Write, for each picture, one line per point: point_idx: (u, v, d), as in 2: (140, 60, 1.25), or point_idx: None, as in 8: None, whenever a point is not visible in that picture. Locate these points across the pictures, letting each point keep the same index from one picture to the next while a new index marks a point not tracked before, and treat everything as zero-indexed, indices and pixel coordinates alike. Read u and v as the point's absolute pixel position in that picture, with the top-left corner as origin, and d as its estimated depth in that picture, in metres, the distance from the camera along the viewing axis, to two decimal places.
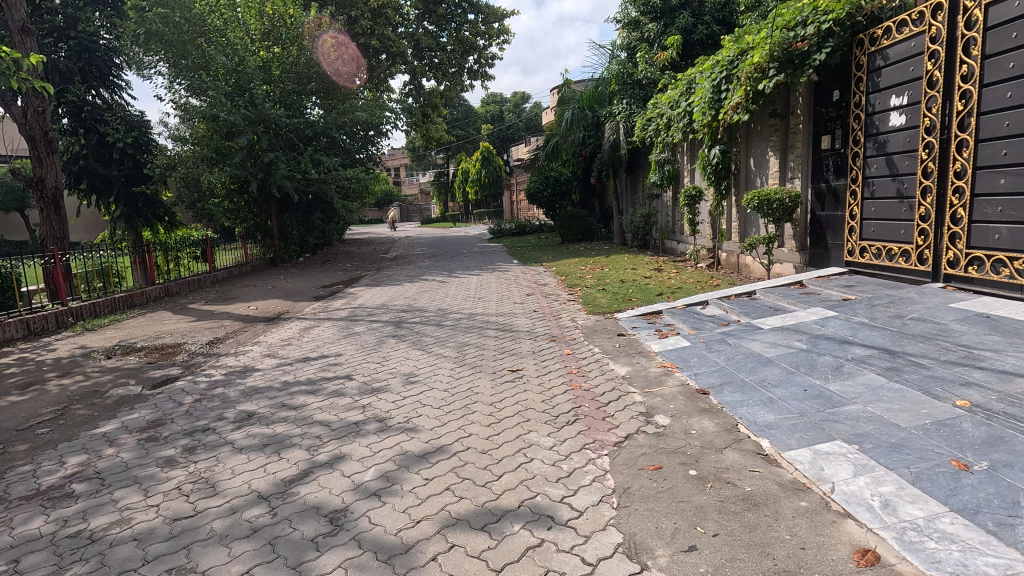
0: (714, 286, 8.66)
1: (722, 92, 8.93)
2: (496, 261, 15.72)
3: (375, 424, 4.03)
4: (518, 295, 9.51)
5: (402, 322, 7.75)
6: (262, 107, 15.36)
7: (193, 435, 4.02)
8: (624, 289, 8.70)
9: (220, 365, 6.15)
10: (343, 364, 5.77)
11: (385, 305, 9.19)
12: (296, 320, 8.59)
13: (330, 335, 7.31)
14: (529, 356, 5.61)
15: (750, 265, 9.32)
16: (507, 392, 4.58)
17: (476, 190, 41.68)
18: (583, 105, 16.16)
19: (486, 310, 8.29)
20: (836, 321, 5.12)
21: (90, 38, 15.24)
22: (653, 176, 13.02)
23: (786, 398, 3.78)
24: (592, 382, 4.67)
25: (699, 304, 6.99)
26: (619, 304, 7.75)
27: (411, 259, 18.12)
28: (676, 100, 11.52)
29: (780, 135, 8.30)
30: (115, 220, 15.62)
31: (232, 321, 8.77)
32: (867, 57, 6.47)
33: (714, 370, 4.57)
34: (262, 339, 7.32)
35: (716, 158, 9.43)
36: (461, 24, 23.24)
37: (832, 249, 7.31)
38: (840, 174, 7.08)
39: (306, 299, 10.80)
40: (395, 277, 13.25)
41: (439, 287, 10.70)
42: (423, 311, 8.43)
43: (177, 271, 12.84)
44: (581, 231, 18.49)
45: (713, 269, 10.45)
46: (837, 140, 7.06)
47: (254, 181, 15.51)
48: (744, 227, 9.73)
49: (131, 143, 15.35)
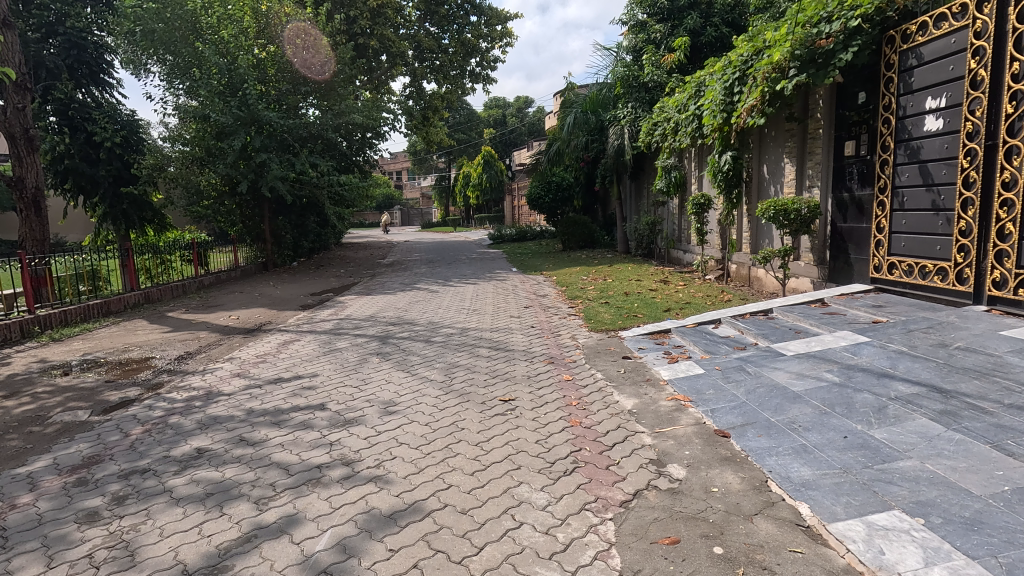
0: (725, 301, 8.08)
1: (735, 94, 8.41)
2: (495, 268, 15.19)
3: (340, 469, 3.46)
4: (515, 307, 8.94)
5: (389, 338, 7.17)
6: (254, 107, 14.79)
7: (129, 480, 3.46)
8: (629, 303, 8.14)
9: (184, 385, 5.58)
10: (317, 388, 5.19)
11: (373, 317, 8.62)
12: (277, 332, 8.03)
13: (309, 351, 6.74)
14: (524, 382, 5.04)
15: (762, 278, 8.76)
16: (497, 428, 4.00)
17: (477, 194, 41.29)
18: (586, 108, 15.61)
19: (480, 324, 7.73)
20: (869, 349, 4.54)
21: (80, 34, 14.49)
22: (658, 183, 12.49)
23: (823, 447, 3.20)
24: (594, 417, 4.09)
25: (711, 323, 6.42)
26: (623, 320, 7.17)
27: (406, 265, 17.57)
28: (685, 102, 10.97)
29: (798, 141, 7.75)
30: (102, 221, 14.83)
31: (209, 333, 8.20)
32: (898, 56, 5.92)
33: (733, 405, 4.00)
34: (236, 355, 6.75)
35: (727, 164, 9.04)
36: (462, 27, 22.75)
37: (856, 264, 6.74)
38: (865, 184, 6.52)
39: (292, 308, 10.24)
40: (388, 285, 12.72)
41: (433, 297, 10.14)
42: (412, 325, 7.86)
43: (163, 276, 12.30)
44: (583, 238, 17.91)
45: (723, 281, 9.91)
46: (863, 146, 6.51)
47: (245, 184, 14.93)
48: (756, 238, 9.18)
49: (119, 143, 14.63)
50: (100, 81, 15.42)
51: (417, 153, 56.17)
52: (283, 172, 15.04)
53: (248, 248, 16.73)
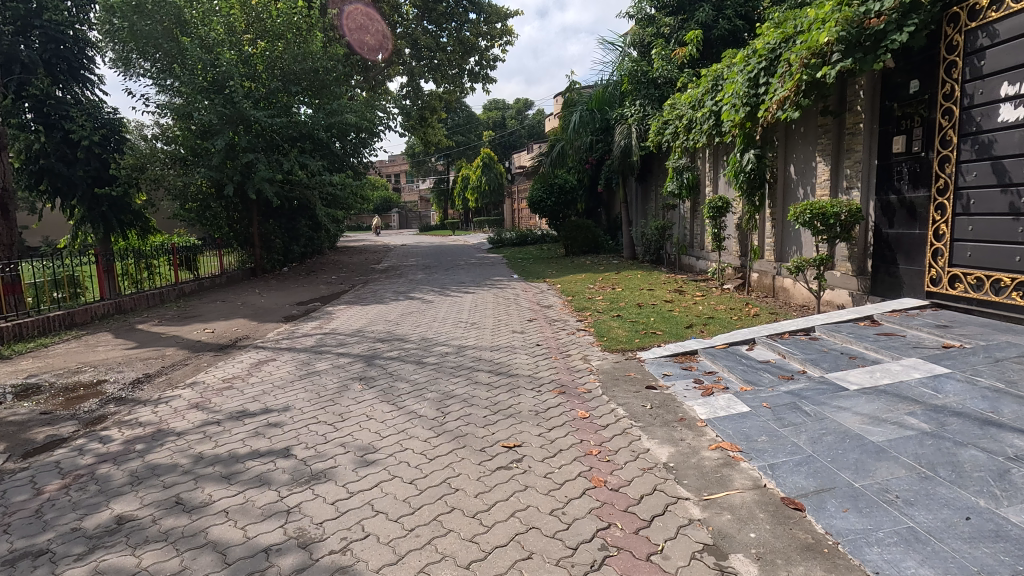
0: (751, 314, 7.28)
1: (761, 85, 7.69)
2: (494, 275, 14.35)
3: (294, 556, 2.62)
4: (518, 321, 8.12)
5: (376, 358, 6.36)
6: (241, 105, 13.88)
7: (14, 569, 2.63)
8: (644, 317, 7.35)
9: (129, 419, 4.74)
10: (285, 426, 4.36)
11: (359, 332, 7.79)
12: (253, 349, 7.19)
13: (283, 374, 5.90)
14: (531, 421, 4.19)
15: (791, 288, 7.98)
16: (499, 490, 3.16)
17: (476, 197, 40.51)
18: (592, 106, 14.77)
19: (479, 341, 6.94)
20: (954, 385, 3.72)
21: (58, 27, 12.80)
22: (669, 185, 11.62)
23: (942, 532, 2.39)
24: (621, 475, 3.26)
25: (744, 343, 5.61)
26: (640, 338, 6.35)
27: (400, 271, 16.78)
28: (699, 98, 10.24)
29: (833, 138, 7.04)
30: (81, 224, 13.99)
31: (176, 350, 7.34)
32: (964, 35, 5.17)
33: (798, 459, 3.18)
34: (199, 378, 5.90)
35: (750, 164, 8.26)
36: (461, 24, 21.80)
37: (907, 276, 5.95)
38: (918, 185, 5.75)
39: (274, 319, 9.42)
40: (381, 293, 11.91)
41: (427, 309, 9.34)
42: (402, 342, 7.04)
43: (142, 282, 11.57)
44: (587, 243, 17.07)
45: (743, 292, 9.12)
46: (916, 142, 5.72)
47: (230, 185, 14.06)
48: (782, 244, 8.46)
49: (98, 142, 13.57)
50: (80, 77, 13.79)
51: (415, 155, 55.32)
52: (270, 173, 14.18)
53: (236, 253, 15.87)
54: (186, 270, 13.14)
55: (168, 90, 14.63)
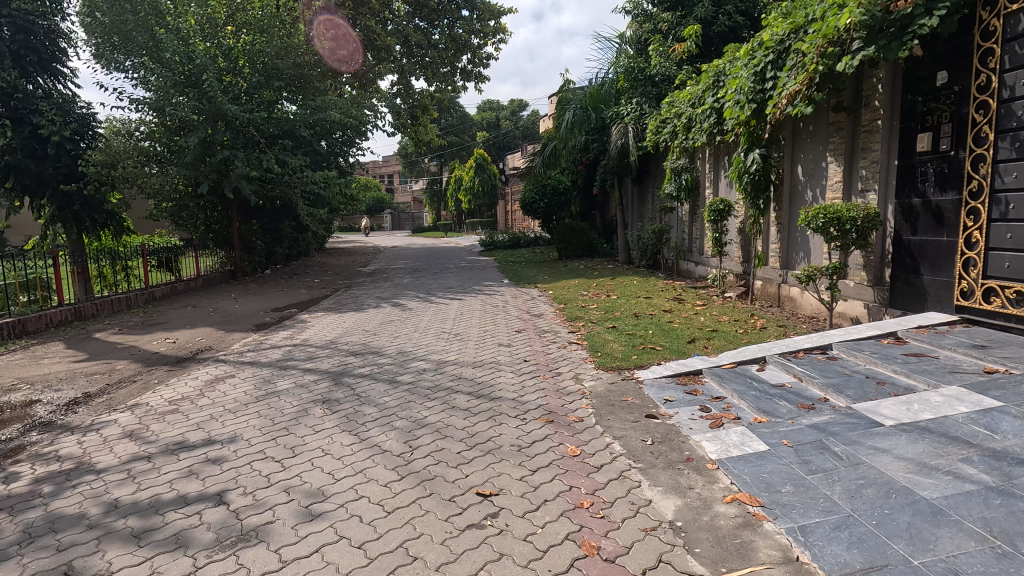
0: (758, 326, 6.71)
1: (768, 79, 7.15)
2: (484, 280, 13.72)
3: None
4: (505, 332, 7.50)
5: (345, 376, 5.73)
6: (218, 99, 13.15)
7: None
8: (642, 329, 6.78)
9: (47, 451, 4.08)
10: (224, 463, 3.72)
11: (332, 344, 7.15)
12: (212, 364, 6.52)
13: (238, 395, 5.25)
14: (512, 459, 3.57)
15: (799, 298, 7.43)
16: (468, 561, 2.55)
17: (469, 198, 39.75)
18: (586, 104, 14.16)
19: (462, 355, 6.34)
20: (1012, 424, 3.17)
21: (28, 17, 11.77)
22: (667, 187, 11.07)
23: None
24: (617, 540, 2.65)
25: (755, 362, 5.04)
26: (638, 354, 5.77)
27: (387, 275, 16.16)
28: (700, 94, 9.72)
29: (847, 136, 6.54)
30: (50, 224, 12.62)
31: (128, 363, 6.66)
32: (1002, 20, 4.67)
33: (835, 521, 2.58)
34: (143, 399, 5.24)
35: (755, 164, 7.68)
36: (454, 21, 21.17)
37: (934, 287, 5.44)
38: (947, 188, 5.24)
39: (244, 328, 8.75)
40: (363, 299, 11.26)
41: (409, 317, 8.71)
42: (377, 357, 6.41)
43: (116, 284, 11.03)
44: (581, 246, 16.48)
45: (746, 300, 8.58)
46: (944, 139, 5.22)
47: (206, 184, 13.38)
48: (788, 249, 7.92)
49: (68, 136, 12.48)
50: (52, 69, 12.62)
51: (408, 155, 54.53)
52: (248, 170, 13.47)
53: (214, 255, 15.14)
54: (164, 272, 12.66)
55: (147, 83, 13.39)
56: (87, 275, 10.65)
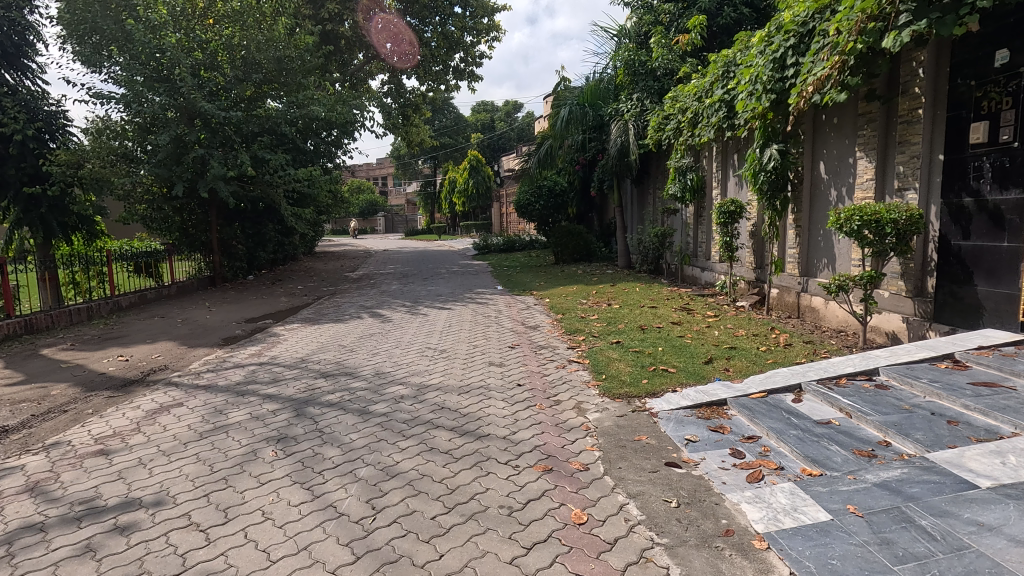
0: (780, 342, 5.96)
1: (790, 66, 6.45)
2: (475, 286, 12.95)
3: None
4: (496, 348, 6.73)
5: (310, 404, 4.94)
6: (192, 96, 12.36)
7: None
8: (650, 346, 6.04)
9: None
10: (134, 534, 2.92)
11: (302, 363, 6.36)
12: (161, 388, 5.70)
13: (180, 430, 4.44)
14: (499, 530, 2.80)
15: (823, 309, 6.72)
16: None
17: (464, 201, 38.90)
18: (583, 101, 13.42)
19: (447, 377, 5.57)
20: None
21: None
22: (670, 187, 10.36)
23: None
24: None
25: (789, 392, 4.29)
26: (648, 377, 5.03)
27: (375, 280, 15.42)
28: (708, 87, 8.99)
29: (879, 128, 5.83)
30: (16, 227, 11.75)
31: (65, 388, 5.81)
32: None
33: None
34: (66, 436, 4.42)
35: (773, 160, 7.02)
36: (446, 18, 20.17)
37: (993, 300, 4.77)
38: (1009, 184, 4.58)
39: (209, 343, 7.94)
40: (344, 308, 10.46)
41: (392, 331, 7.94)
42: (351, 379, 5.64)
43: (90, 291, 10.60)
44: (579, 250, 15.74)
45: (759, 310, 7.87)
46: (1005, 129, 4.56)
47: (180, 184, 12.60)
48: (808, 255, 7.19)
49: (32, 136, 11.66)
50: (19, 65, 11.80)
51: (400, 157, 53.53)
52: (224, 170, 12.66)
53: (191, 260, 14.32)
54: (141, 277, 12.13)
55: (115, 78, 12.52)
56: (56, 281, 10.01)
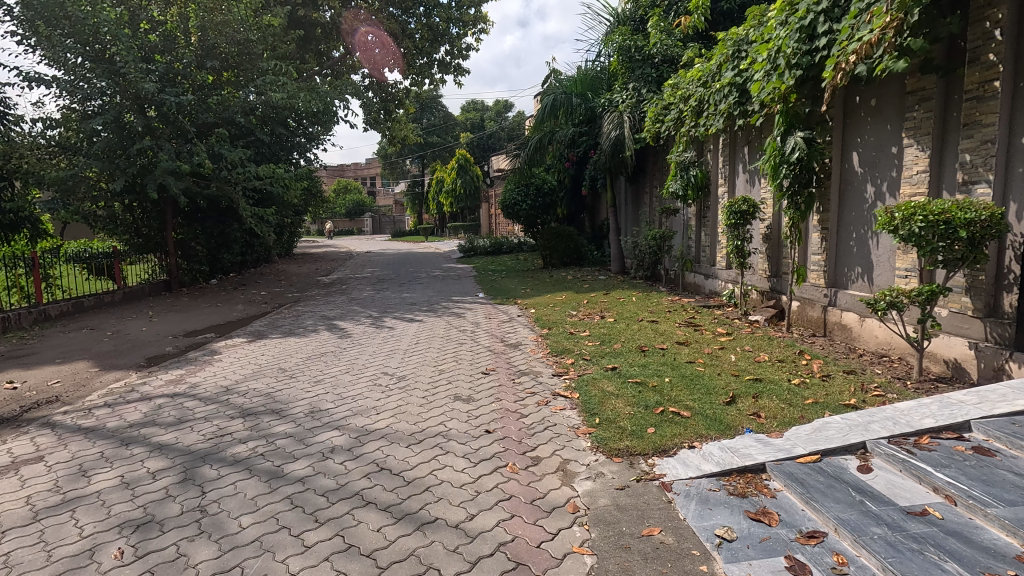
0: (814, 372, 4.81)
1: (823, 34, 5.35)
2: (455, 294, 11.74)
3: None
4: (467, 374, 5.55)
5: (207, 462, 3.70)
6: (138, 79, 11.05)
7: None
8: (652, 376, 4.86)
9: None
10: None
11: (225, 395, 5.14)
12: (32, 430, 4.44)
13: (11, 507, 3.19)
14: None
15: (859, 328, 5.61)
16: None
17: (451, 202, 37.45)
18: (571, 90, 12.25)
19: (399, 418, 4.38)
20: None
21: None
22: (670, 185, 9.24)
23: None
24: None
25: (852, 457, 3.12)
26: (654, 423, 3.84)
27: (346, 285, 14.15)
28: (714, 70, 7.85)
29: (936, 108, 4.73)
30: None
31: None
32: None
33: None
34: None
35: (797, 150, 5.82)
36: (430, 8, 18.87)
37: None
38: None
39: (130, 363, 6.69)
40: (302, 318, 9.21)
41: (348, 349, 6.74)
42: (276, 421, 4.42)
43: (31, 296, 9.58)
44: (569, 253, 14.58)
45: (777, 325, 6.76)
46: None
47: (124, 179, 11.28)
48: (837, 262, 6.07)
49: None
50: None
51: (387, 157, 52.10)
52: (176, 164, 11.33)
53: (143, 263, 13.01)
54: (97, 280, 11.15)
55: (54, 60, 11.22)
56: None
